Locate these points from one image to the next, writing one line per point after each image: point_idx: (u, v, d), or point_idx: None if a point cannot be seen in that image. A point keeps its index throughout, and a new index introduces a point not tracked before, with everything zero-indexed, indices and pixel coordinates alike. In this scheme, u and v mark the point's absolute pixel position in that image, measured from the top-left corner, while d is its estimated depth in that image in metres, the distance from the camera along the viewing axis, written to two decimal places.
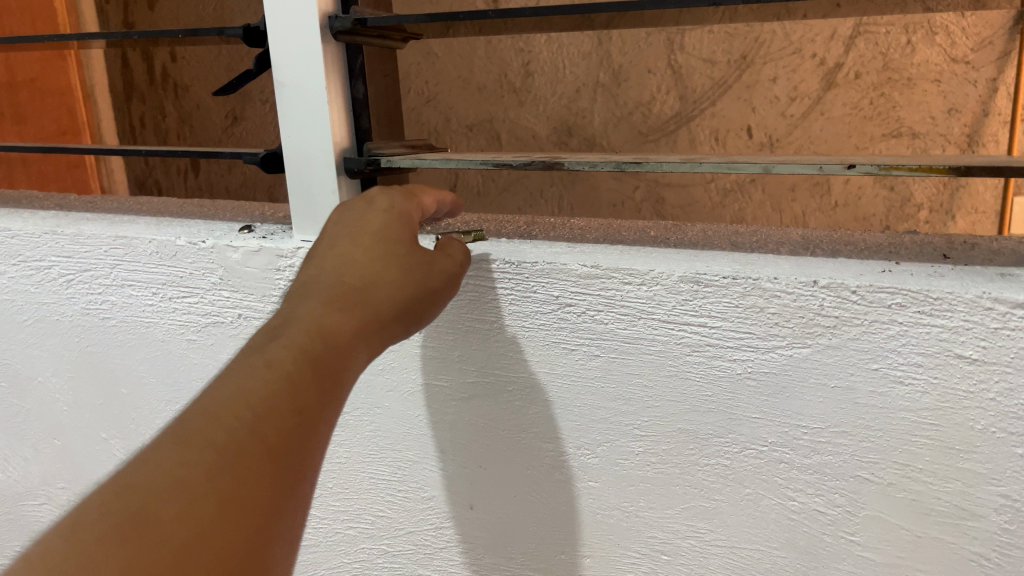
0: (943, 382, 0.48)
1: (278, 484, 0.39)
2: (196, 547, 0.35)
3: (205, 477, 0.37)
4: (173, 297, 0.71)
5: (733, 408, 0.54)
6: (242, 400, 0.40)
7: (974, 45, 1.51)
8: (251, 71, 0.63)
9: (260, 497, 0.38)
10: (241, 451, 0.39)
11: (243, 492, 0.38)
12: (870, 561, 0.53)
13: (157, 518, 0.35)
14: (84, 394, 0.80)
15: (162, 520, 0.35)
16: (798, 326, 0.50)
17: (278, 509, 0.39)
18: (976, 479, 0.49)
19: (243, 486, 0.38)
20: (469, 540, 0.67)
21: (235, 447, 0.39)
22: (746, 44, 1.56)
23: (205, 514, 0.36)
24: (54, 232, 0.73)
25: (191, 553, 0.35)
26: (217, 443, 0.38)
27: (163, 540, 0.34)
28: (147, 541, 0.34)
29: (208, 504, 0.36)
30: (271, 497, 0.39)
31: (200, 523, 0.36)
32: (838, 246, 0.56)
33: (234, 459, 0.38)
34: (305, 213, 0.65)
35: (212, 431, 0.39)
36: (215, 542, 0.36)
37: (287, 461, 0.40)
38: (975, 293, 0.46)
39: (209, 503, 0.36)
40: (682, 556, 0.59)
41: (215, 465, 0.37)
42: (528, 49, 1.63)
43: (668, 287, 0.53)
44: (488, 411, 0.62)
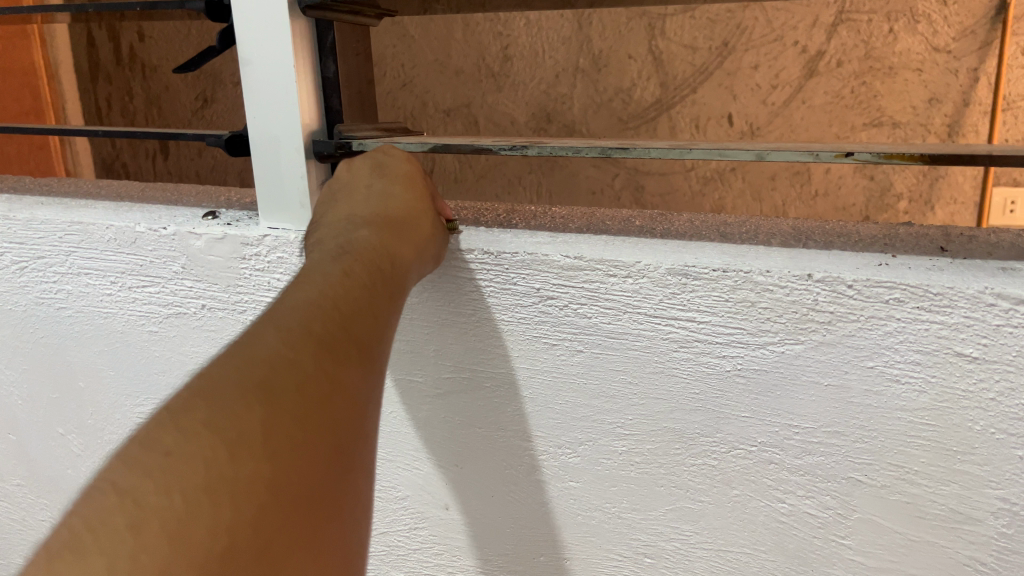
0: (941, 381, 0.46)
1: (367, 381, 0.41)
2: (317, 417, 0.37)
3: (315, 361, 0.39)
4: (132, 286, 0.67)
5: (721, 406, 0.51)
6: (329, 302, 0.42)
7: (956, 35, 1.47)
8: (214, 48, 0.60)
9: (357, 387, 0.40)
10: (336, 345, 0.40)
11: (345, 381, 0.39)
12: (860, 565, 0.51)
13: (277, 385, 0.36)
14: (39, 388, 0.76)
15: (288, 389, 0.36)
16: (791, 321, 0.48)
17: (369, 402, 0.41)
18: (973, 482, 0.47)
19: (345, 374, 0.40)
20: (444, 541, 0.64)
21: (333, 340, 0.40)
22: (728, 30, 1.54)
23: (319, 393, 0.38)
24: (6, 217, 0.69)
25: (315, 425, 0.36)
26: (316, 334, 0.40)
27: (292, 409, 0.36)
28: (278, 408, 0.35)
29: (320, 384, 0.38)
30: (364, 391, 0.41)
31: (318, 400, 0.37)
32: (831, 238, 0.53)
33: (333, 350, 0.40)
34: (270, 199, 0.61)
35: (310, 323, 0.40)
36: (331, 418, 0.38)
37: (372, 362, 0.42)
38: (977, 289, 0.44)
39: (321, 384, 0.38)
40: (666, 558, 0.57)
41: (320, 350, 0.39)
42: (506, 32, 1.61)
43: (655, 280, 0.50)
44: (464, 408, 0.59)
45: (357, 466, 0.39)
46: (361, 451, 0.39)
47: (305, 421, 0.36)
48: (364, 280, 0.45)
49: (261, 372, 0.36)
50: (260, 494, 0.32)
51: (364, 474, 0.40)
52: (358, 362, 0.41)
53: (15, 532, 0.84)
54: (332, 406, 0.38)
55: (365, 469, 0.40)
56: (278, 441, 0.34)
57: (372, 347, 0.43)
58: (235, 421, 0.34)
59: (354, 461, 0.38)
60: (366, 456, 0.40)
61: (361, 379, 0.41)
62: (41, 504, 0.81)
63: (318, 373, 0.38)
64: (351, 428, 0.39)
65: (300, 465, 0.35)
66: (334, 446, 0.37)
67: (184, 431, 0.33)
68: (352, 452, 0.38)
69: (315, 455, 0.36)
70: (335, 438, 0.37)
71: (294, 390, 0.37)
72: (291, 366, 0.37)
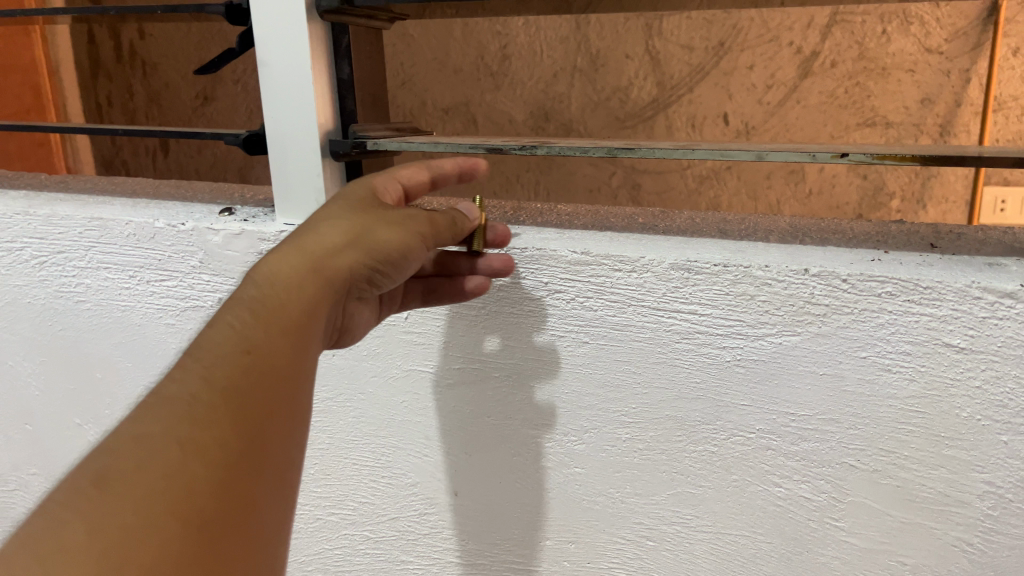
0: (930, 370, 0.48)
1: (248, 436, 0.38)
2: (168, 499, 0.34)
3: (166, 436, 0.36)
4: (150, 281, 0.69)
5: (721, 395, 0.54)
6: (197, 365, 0.40)
7: (949, 36, 1.46)
8: (234, 51, 0.62)
9: (230, 447, 0.37)
10: (200, 407, 0.37)
11: (212, 446, 0.36)
12: (854, 547, 0.54)
13: (124, 468, 0.34)
14: (55, 379, 0.78)
15: (135, 468, 0.34)
16: (788, 314, 0.50)
17: (252, 459, 0.38)
18: (961, 466, 0.49)
19: (209, 438, 0.36)
20: (453, 526, 0.67)
21: (204, 395, 0.38)
22: (724, 30, 1.52)
23: (171, 471, 0.35)
24: (26, 212, 0.71)
25: (163, 509, 0.33)
26: (172, 404, 0.37)
27: (128, 500, 0.33)
28: (111, 503, 0.33)
29: (172, 463, 0.35)
30: (243, 448, 0.38)
31: (168, 479, 0.34)
32: (826, 234, 0.56)
33: (196, 414, 0.37)
34: (288, 195, 0.64)
35: (167, 398, 0.38)
36: (195, 483, 0.35)
37: (257, 411, 0.39)
38: (964, 283, 0.46)
39: (174, 460, 0.35)
40: (667, 542, 0.59)
41: (182, 417, 0.37)
42: (505, 32, 1.61)
43: (658, 274, 0.53)
44: (474, 397, 0.61)
45: (235, 540, 0.36)
46: (240, 519, 0.36)
47: (148, 507, 0.33)
48: (250, 321, 0.42)
49: (108, 459, 0.35)
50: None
51: (247, 544, 0.37)
52: (233, 417, 0.38)
53: (28, 520, 0.86)
54: (190, 481, 0.35)
55: (250, 539, 0.37)
56: (109, 539, 0.32)
57: (258, 392, 0.39)
58: (58, 533, 0.32)
59: (229, 533, 0.36)
60: (249, 523, 0.37)
61: (236, 437, 0.37)
62: None
63: (169, 447, 0.35)
64: (220, 498, 0.36)
65: (140, 556, 0.32)
66: (193, 524, 0.34)
67: (33, 539, 0.32)
68: (225, 522, 0.36)
69: (161, 540, 0.33)
70: (193, 514, 0.34)
71: (135, 478, 0.34)
72: (144, 442, 0.36)
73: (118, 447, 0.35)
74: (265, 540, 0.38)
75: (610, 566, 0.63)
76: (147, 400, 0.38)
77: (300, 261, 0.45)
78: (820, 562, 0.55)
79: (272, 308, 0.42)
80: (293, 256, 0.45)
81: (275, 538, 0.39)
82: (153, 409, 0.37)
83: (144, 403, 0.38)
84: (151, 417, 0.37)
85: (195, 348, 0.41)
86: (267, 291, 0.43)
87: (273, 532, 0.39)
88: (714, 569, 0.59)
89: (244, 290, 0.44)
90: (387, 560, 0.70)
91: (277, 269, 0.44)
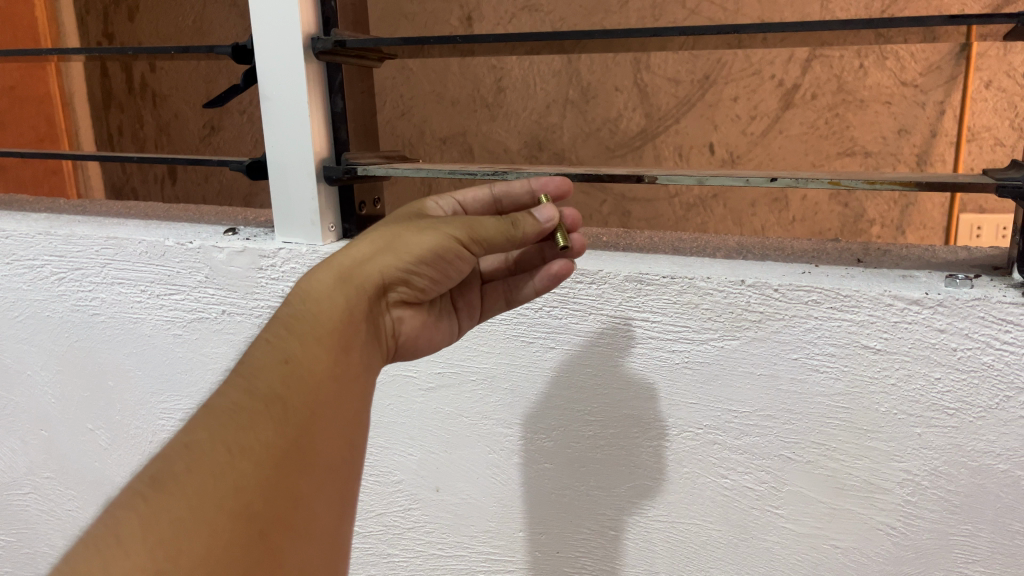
0: (853, 370, 0.54)
1: (293, 435, 0.42)
2: (218, 494, 0.39)
3: (215, 441, 0.40)
4: (160, 295, 0.76)
5: (671, 393, 0.60)
6: (242, 381, 0.44)
7: (923, 70, 1.35)
8: (239, 86, 0.69)
9: (275, 446, 0.41)
10: (245, 413, 0.42)
11: (257, 446, 0.41)
12: (792, 532, 0.59)
13: (173, 471, 0.39)
14: (72, 387, 0.84)
15: (180, 472, 0.39)
16: (727, 320, 0.57)
17: (298, 455, 0.42)
18: (882, 456, 0.55)
19: (255, 439, 0.41)
20: (435, 520, 0.72)
21: (242, 406, 0.42)
22: (709, 64, 1.43)
23: (219, 469, 0.39)
24: (47, 232, 0.78)
25: (213, 502, 0.38)
26: (220, 413, 0.42)
27: (182, 497, 0.38)
28: (166, 499, 0.38)
29: (221, 463, 0.40)
30: (289, 445, 0.42)
31: (215, 476, 0.39)
32: (768, 251, 0.62)
33: (241, 420, 0.42)
34: (285, 216, 0.70)
35: (215, 410, 0.42)
36: (237, 478, 0.39)
37: (301, 413, 0.43)
38: (877, 292, 0.52)
39: (221, 461, 0.40)
40: (628, 530, 0.65)
41: (222, 424, 0.41)
42: (500, 66, 1.53)
43: (615, 285, 0.59)
44: (454, 399, 0.67)
45: (285, 525, 0.41)
46: (291, 508, 0.41)
47: (199, 502, 0.38)
48: (286, 337, 0.46)
49: (159, 465, 0.40)
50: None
51: (299, 532, 0.41)
52: (275, 421, 0.42)
53: (42, 522, 0.92)
54: (237, 477, 0.39)
55: (300, 525, 0.42)
56: (165, 531, 0.37)
57: (300, 397, 0.43)
58: (121, 526, 0.36)
59: (278, 520, 0.40)
60: (299, 511, 0.42)
61: (281, 438, 0.42)
62: (69, 495, 0.89)
63: (217, 450, 0.40)
64: (268, 489, 0.40)
65: (191, 543, 0.37)
66: (241, 515, 0.39)
67: (95, 539, 0.36)
68: (274, 511, 0.40)
69: (212, 528, 0.38)
70: (241, 505, 0.39)
71: (188, 477, 0.39)
72: (187, 449, 0.40)
73: (169, 455, 0.40)
74: (316, 529, 0.43)
75: (578, 556, 0.68)
76: (199, 412, 0.43)
77: (332, 276, 0.48)
78: (763, 548, 0.61)
79: (308, 320, 0.46)
80: (326, 273, 0.48)
81: (326, 526, 0.43)
82: (205, 419, 0.42)
83: (198, 414, 0.43)
84: (204, 425, 0.42)
85: (242, 364, 0.45)
86: (303, 306, 0.47)
87: (324, 522, 0.43)
88: (669, 556, 0.64)
89: (282, 309, 0.48)
90: (375, 553, 0.76)
91: (312, 287, 0.48)
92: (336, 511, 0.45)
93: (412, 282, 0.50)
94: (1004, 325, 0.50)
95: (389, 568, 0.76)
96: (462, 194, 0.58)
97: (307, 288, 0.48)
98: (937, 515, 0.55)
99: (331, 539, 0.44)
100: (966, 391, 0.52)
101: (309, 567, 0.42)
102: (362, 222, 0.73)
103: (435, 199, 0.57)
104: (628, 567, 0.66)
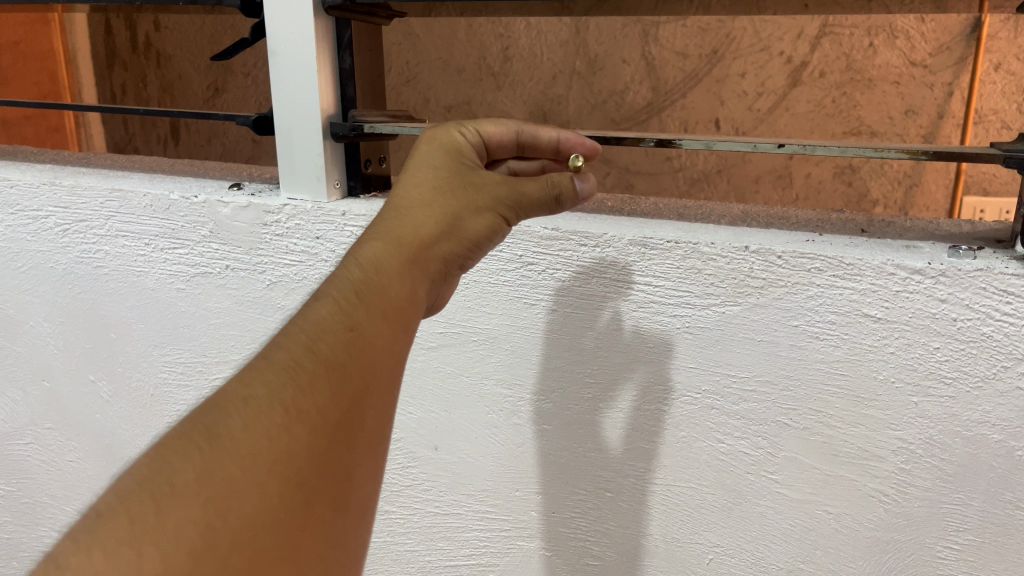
0: (853, 338, 0.55)
1: (347, 406, 0.39)
2: (269, 455, 0.36)
3: (272, 399, 0.38)
4: (163, 248, 0.76)
5: (670, 358, 0.61)
6: (304, 337, 0.41)
7: (932, 50, 1.33)
8: (248, 40, 0.69)
9: (331, 413, 0.39)
10: (303, 374, 0.39)
11: (313, 412, 0.38)
12: (787, 498, 0.60)
13: (225, 429, 0.36)
14: (73, 338, 0.84)
15: (230, 430, 0.36)
16: (730, 286, 0.57)
17: (350, 428, 0.39)
18: (877, 424, 0.56)
19: (312, 403, 0.38)
20: (433, 478, 0.73)
21: (303, 368, 0.39)
22: (718, 38, 1.41)
23: (274, 432, 0.37)
24: (52, 183, 0.78)
25: (266, 463, 0.36)
26: (280, 368, 0.39)
27: (236, 454, 0.36)
28: (220, 455, 0.35)
29: (275, 424, 0.37)
30: (343, 415, 0.39)
31: (267, 438, 0.36)
32: (773, 220, 0.62)
33: (299, 383, 0.39)
34: (290, 172, 0.70)
35: (273, 364, 0.40)
36: (288, 444, 0.37)
37: (357, 383, 0.40)
38: (880, 260, 0.52)
39: (276, 422, 0.37)
40: (623, 493, 0.66)
41: (280, 381, 0.39)
42: (507, 34, 1.52)
43: (619, 249, 0.60)
44: (456, 359, 0.68)
45: (332, 499, 0.38)
46: (337, 480, 0.38)
47: (252, 463, 0.36)
48: (351, 300, 0.43)
49: (211, 419, 0.37)
50: (191, 541, 0.33)
51: (345, 506, 0.39)
52: (333, 390, 0.39)
53: (43, 472, 0.92)
54: (291, 441, 0.37)
55: (345, 499, 0.39)
56: (217, 487, 0.34)
57: (360, 366, 0.41)
58: (169, 476, 0.34)
59: (324, 492, 0.38)
60: (346, 485, 0.39)
61: (336, 406, 0.39)
62: (70, 446, 0.90)
63: (274, 408, 0.37)
64: (319, 458, 0.38)
65: (241, 501, 0.35)
66: (292, 481, 0.36)
67: (143, 490, 0.34)
68: (322, 482, 0.37)
69: (260, 489, 0.35)
70: (292, 470, 0.36)
71: (244, 434, 0.36)
72: (242, 403, 0.38)
73: (222, 405, 0.38)
74: (359, 503, 0.40)
75: (573, 517, 0.69)
76: (257, 365, 0.40)
77: (398, 251, 0.46)
78: (757, 512, 0.61)
79: (374, 291, 0.44)
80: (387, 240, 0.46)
81: (367, 504, 0.41)
82: (263, 373, 0.39)
83: (254, 366, 0.40)
84: (260, 377, 0.39)
85: (301, 319, 0.42)
86: (366, 275, 0.44)
87: (368, 495, 0.41)
88: (662, 518, 0.65)
89: (345, 269, 0.45)
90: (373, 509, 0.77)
91: (371, 253, 0.46)
92: (378, 484, 0.42)
93: (461, 261, 0.50)
94: (1005, 296, 0.50)
95: (386, 524, 0.77)
96: (487, 130, 0.54)
97: (373, 259, 0.45)
98: (930, 484, 0.55)
99: (368, 522, 0.41)
100: (965, 362, 0.52)
101: (350, 545, 0.39)
102: (368, 181, 0.73)
103: (457, 132, 0.54)
104: (621, 528, 0.67)
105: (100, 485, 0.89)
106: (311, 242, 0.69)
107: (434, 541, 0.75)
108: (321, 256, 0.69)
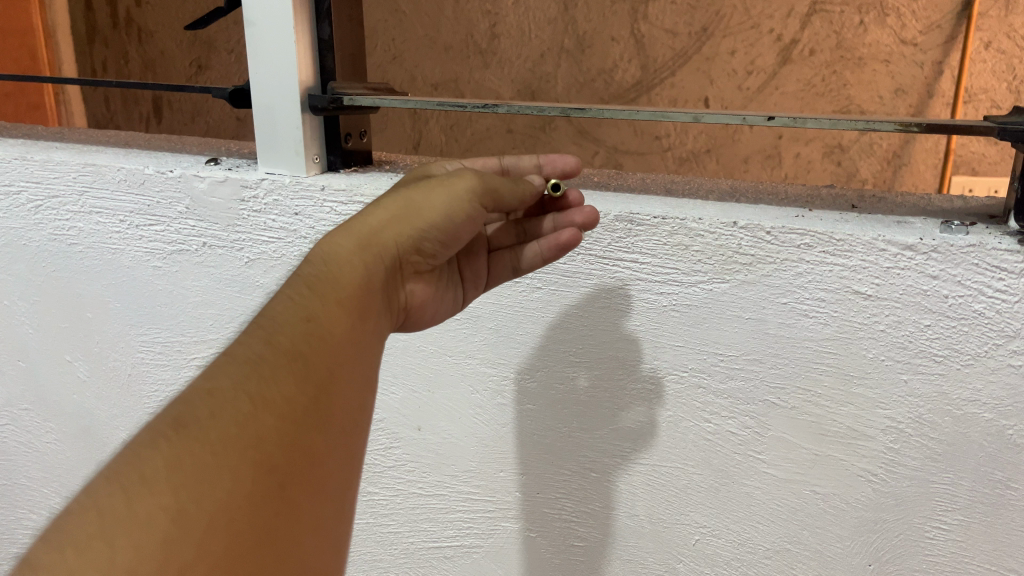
0: (842, 315, 0.53)
1: (314, 394, 0.39)
2: (241, 438, 0.35)
3: (238, 390, 0.37)
4: (139, 225, 0.74)
5: (657, 336, 0.59)
6: (263, 332, 0.40)
7: (922, 28, 1.38)
8: (222, 9, 0.67)
9: (296, 401, 0.38)
10: (263, 366, 0.38)
11: (279, 399, 0.37)
12: (774, 478, 0.59)
13: (187, 420, 0.35)
14: (50, 318, 0.82)
15: (196, 421, 0.35)
16: (717, 262, 0.56)
17: (316, 415, 0.38)
18: (866, 403, 0.55)
19: (278, 391, 0.37)
20: (416, 460, 0.72)
21: (264, 360, 0.38)
22: (707, 15, 1.43)
23: (241, 418, 0.35)
24: (24, 158, 0.76)
25: (236, 448, 0.34)
26: (241, 362, 0.38)
27: (206, 442, 0.34)
28: (189, 443, 0.34)
29: (242, 411, 0.36)
30: (310, 403, 0.38)
31: (237, 424, 0.35)
32: (762, 195, 0.61)
33: (261, 372, 0.38)
34: (268, 146, 0.68)
35: (233, 359, 0.38)
36: (256, 430, 0.36)
37: (321, 372, 0.39)
38: (871, 236, 0.51)
39: (242, 410, 0.36)
40: (609, 473, 0.65)
41: (241, 375, 0.37)
42: (495, 11, 1.50)
43: (605, 225, 0.58)
44: (438, 338, 0.67)
45: (304, 482, 0.37)
46: (308, 465, 0.37)
47: (223, 449, 0.34)
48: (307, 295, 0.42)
49: (171, 413, 0.35)
50: (165, 528, 0.31)
51: (316, 491, 0.38)
52: (297, 377, 0.38)
53: (21, 455, 0.91)
54: (258, 427, 0.36)
55: (316, 484, 0.38)
56: (188, 473, 0.33)
57: (324, 356, 0.40)
58: (138, 468, 0.33)
59: (295, 476, 0.37)
60: (316, 470, 0.38)
61: (301, 395, 0.38)
62: (47, 427, 0.88)
63: (239, 399, 0.36)
64: (289, 442, 0.37)
65: (212, 487, 0.33)
66: (262, 464, 0.35)
67: (112, 484, 0.32)
68: (293, 465, 0.37)
69: (232, 475, 0.34)
70: (262, 454, 0.35)
71: (210, 422, 0.35)
72: (204, 396, 0.36)
73: (181, 403, 0.36)
74: (329, 487, 0.39)
75: (558, 498, 0.68)
76: (217, 361, 0.39)
77: (359, 246, 0.45)
78: (744, 492, 0.61)
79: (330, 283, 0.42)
80: (346, 239, 0.45)
81: (340, 492, 0.40)
82: (223, 368, 0.38)
83: (213, 363, 0.38)
84: (220, 372, 0.38)
85: (260, 318, 0.41)
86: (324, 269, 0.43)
87: (337, 481, 0.40)
88: (649, 499, 0.64)
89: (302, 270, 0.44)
90: None
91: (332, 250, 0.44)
92: (349, 472, 0.41)
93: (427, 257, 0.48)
94: (998, 273, 0.49)
95: (368, 505, 0.76)
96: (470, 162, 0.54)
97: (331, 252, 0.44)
98: (918, 463, 0.55)
99: (343, 506, 0.40)
100: (955, 339, 0.51)
101: (324, 530, 0.38)
102: (348, 156, 0.71)
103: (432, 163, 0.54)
104: (607, 509, 0.66)
105: (79, 467, 0.88)
106: (290, 218, 0.68)
107: (417, 522, 0.74)
108: (300, 233, 0.68)
